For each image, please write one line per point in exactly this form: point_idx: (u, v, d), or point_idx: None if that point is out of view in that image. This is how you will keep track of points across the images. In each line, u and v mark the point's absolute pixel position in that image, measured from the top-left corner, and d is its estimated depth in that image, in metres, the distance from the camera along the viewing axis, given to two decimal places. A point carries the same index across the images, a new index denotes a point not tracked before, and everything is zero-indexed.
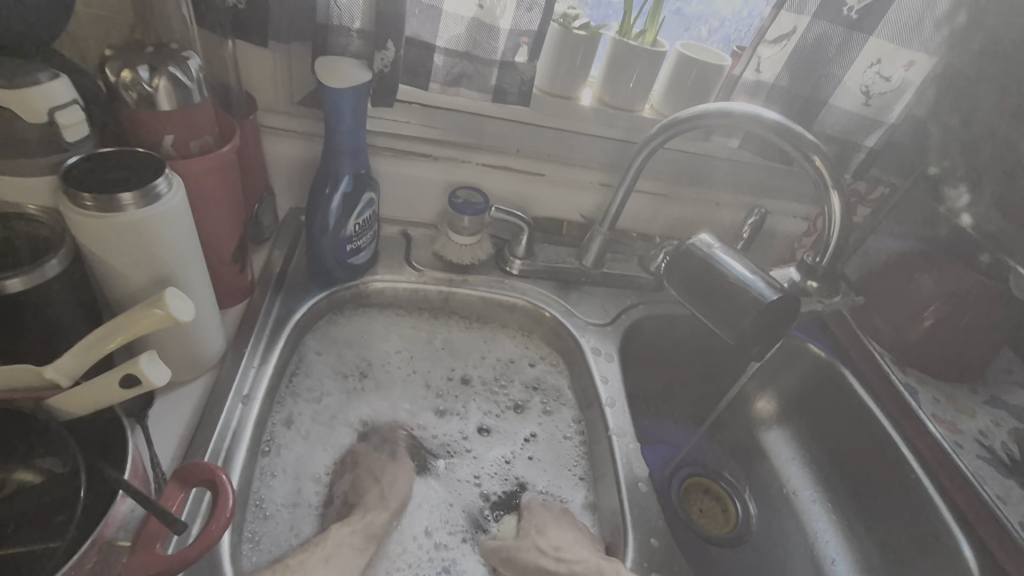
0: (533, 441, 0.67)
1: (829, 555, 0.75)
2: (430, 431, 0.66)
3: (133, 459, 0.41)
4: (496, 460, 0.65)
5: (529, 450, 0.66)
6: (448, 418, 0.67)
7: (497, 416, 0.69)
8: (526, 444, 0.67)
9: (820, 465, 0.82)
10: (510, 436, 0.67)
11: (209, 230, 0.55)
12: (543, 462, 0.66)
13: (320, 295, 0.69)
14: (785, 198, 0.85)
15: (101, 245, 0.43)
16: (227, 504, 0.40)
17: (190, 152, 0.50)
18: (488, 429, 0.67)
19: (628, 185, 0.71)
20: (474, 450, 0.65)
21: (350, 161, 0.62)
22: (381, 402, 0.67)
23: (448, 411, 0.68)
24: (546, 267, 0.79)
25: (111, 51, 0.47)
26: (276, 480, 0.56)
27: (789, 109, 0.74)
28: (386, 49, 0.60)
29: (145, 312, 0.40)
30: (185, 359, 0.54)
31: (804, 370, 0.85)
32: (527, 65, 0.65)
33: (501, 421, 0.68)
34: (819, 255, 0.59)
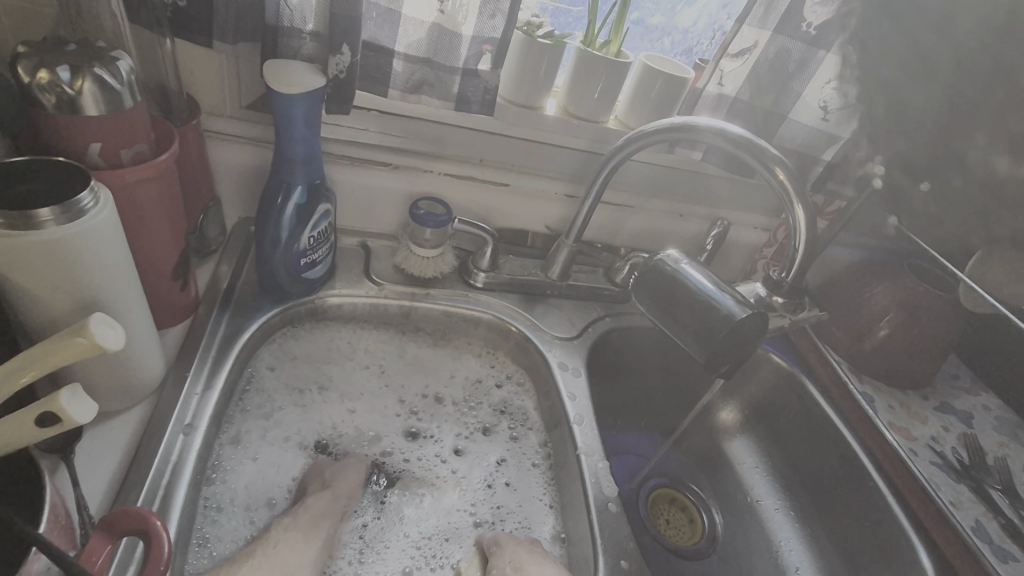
0: (503, 465, 0.65)
1: (792, 564, 0.76)
2: (399, 455, 0.63)
3: (53, 506, 0.36)
4: (478, 482, 0.63)
5: (506, 475, 0.64)
6: (421, 442, 0.65)
7: (468, 436, 0.67)
8: (498, 468, 0.64)
9: (782, 474, 0.83)
10: (481, 459, 0.65)
11: (146, 243, 0.50)
12: (517, 486, 0.63)
13: (272, 311, 0.65)
14: (746, 209, 0.86)
15: (11, 265, 0.38)
16: (162, 554, 0.36)
17: (121, 161, 0.46)
18: (462, 450, 0.65)
19: (594, 197, 0.70)
20: (456, 471, 0.63)
21: (304, 171, 0.59)
22: (347, 430, 0.63)
23: (420, 433, 0.65)
24: (511, 280, 0.77)
25: (25, 47, 0.42)
26: (222, 514, 0.52)
27: (751, 122, 0.75)
28: (341, 53, 0.56)
29: (64, 342, 0.35)
30: (118, 388, 0.48)
31: (764, 378, 0.86)
32: (491, 73, 0.63)
33: (472, 443, 0.66)
34: (785, 270, 0.58)
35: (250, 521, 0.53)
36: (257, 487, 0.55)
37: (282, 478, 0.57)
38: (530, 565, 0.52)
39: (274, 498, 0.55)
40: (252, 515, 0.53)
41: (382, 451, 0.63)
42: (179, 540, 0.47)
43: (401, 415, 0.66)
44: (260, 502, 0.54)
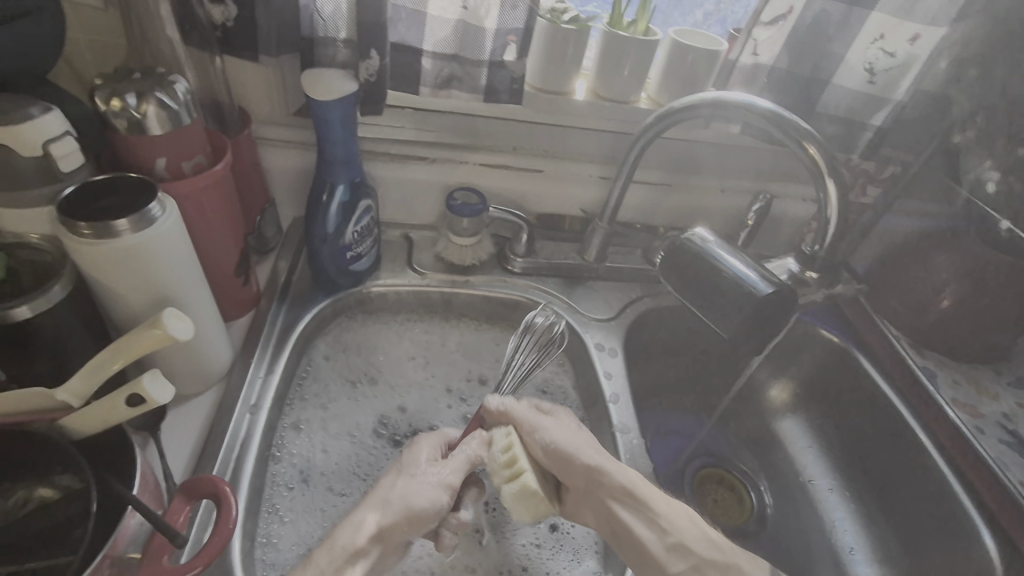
0: None
1: (846, 544, 0.74)
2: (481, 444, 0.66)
3: (142, 472, 0.43)
4: None
5: None
6: None
7: None
8: None
9: (835, 454, 0.81)
10: None
11: (209, 244, 0.56)
12: None
13: (324, 302, 0.70)
14: (790, 180, 0.83)
15: (99, 269, 0.44)
16: (230, 514, 0.41)
17: (183, 173, 0.52)
18: None
19: (625, 178, 0.70)
20: None
21: (344, 170, 0.63)
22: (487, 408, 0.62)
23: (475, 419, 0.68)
24: (548, 264, 0.79)
25: (101, 80, 0.48)
26: (294, 491, 0.57)
27: (790, 94, 0.72)
28: (370, 58, 0.60)
29: (145, 333, 0.42)
30: (193, 373, 0.55)
31: (814, 354, 0.83)
32: (517, 62, 0.65)
33: None
34: (818, 244, 0.58)
35: (334, 499, 0.58)
36: (344, 470, 0.61)
37: (359, 467, 0.61)
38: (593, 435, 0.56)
39: (362, 478, 0.61)
40: (340, 494, 0.59)
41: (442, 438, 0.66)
42: (249, 506, 0.52)
43: (453, 404, 0.69)
44: (349, 481, 0.60)
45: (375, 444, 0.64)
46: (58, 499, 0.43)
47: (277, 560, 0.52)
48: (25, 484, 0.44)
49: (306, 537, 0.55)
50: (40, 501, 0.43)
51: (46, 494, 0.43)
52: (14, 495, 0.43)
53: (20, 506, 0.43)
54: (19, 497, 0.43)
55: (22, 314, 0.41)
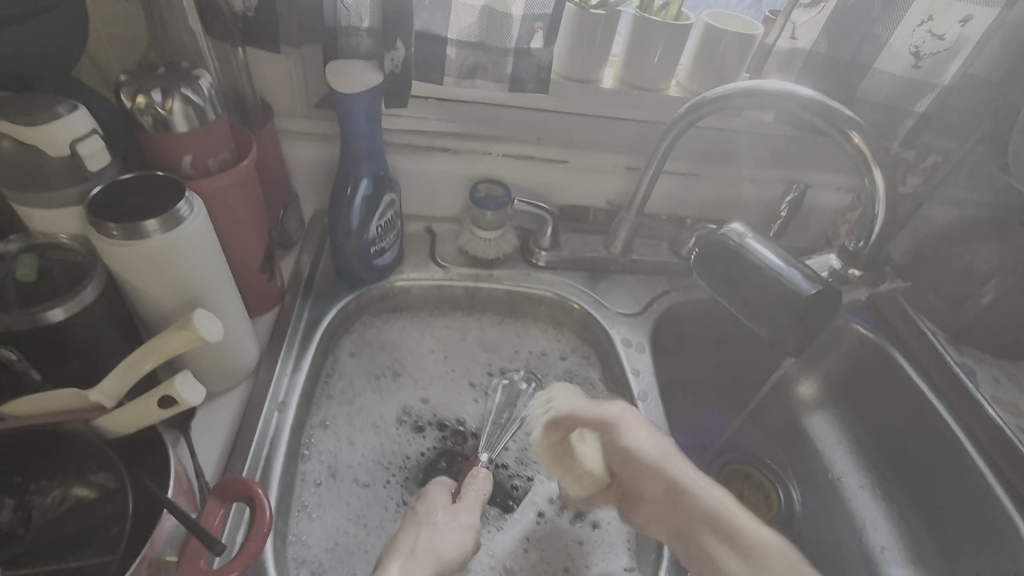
0: None
1: (877, 543, 0.73)
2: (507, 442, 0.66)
3: (177, 473, 0.43)
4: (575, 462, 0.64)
5: None
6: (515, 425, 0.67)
7: None
8: None
9: (865, 450, 0.79)
10: None
11: (235, 242, 0.55)
12: None
13: (348, 297, 0.69)
14: (825, 169, 0.80)
15: (130, 270, 0.44)
16: (264, 517, 0.41)
17: (209, 170, 0.51)
18: None
19: (654, 171, 0.67)
20: None
21: (368, 164, 0.62)
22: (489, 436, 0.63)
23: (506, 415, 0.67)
24: (572, 257, 0.77)
25: (126, 76, 0.48)
26: (322, 487, 0.57)
27: (829, 79, 0.69)
28: (396, 48, 0.58)
29: (176, 335, 0.41)
30: (221, 370, 0.55)
31: (844, 348, 0.81)
32: (545, 50, 0.63)
33: None
34: (863, 240, 0.56)
35: (359, 490, 0.58)
36: (369, 462, 0.61)
37: (385, 462, 0.61)
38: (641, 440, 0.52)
39: (387, 468, 0.61)
40: (365, 485, 0.59)
41: (470, 432, 0.66)
42: (279, 504, 0.53)
43: (478, 399, 0.68)
44: (374, 472, 0.60)
45: (398, 432, 0.64)
46: (95, 498, 0.43)
47: (307, 555, 0.53)
48: (61, 483, 0.43)
49: (333, 531, 0.55)
50: (78, 501, 0.43)
51: (82, 493, 0.43)
52: (50, 495, 0.43)
53: (56, 505, 0.43)
54: (55, 497, 0.43)
55: (57, 316, 0.41)
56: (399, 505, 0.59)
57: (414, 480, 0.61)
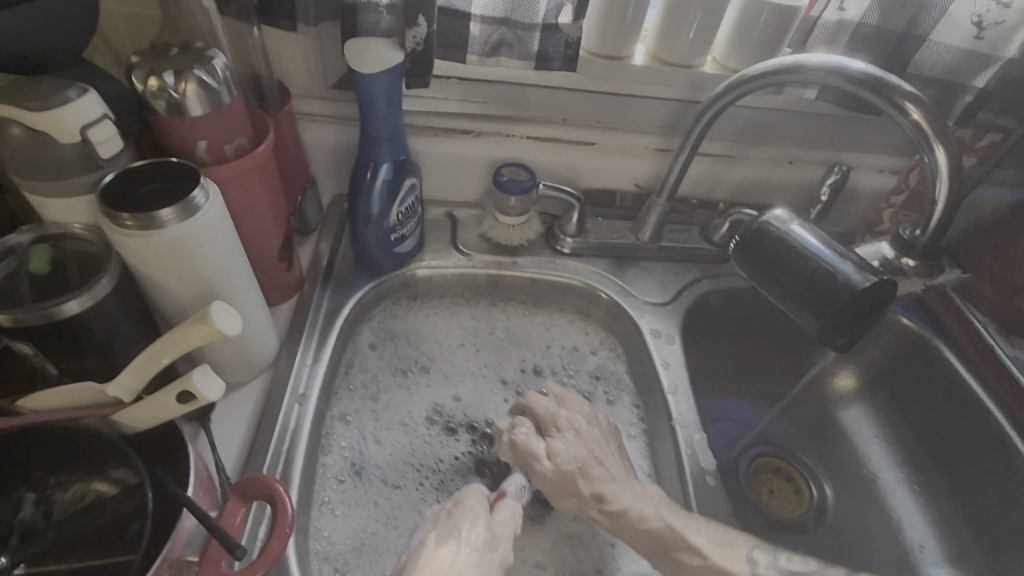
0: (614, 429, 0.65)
1: (916, 542, 0.70)
2: None
3: (198, 470, 0.42)
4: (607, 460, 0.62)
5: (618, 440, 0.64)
6: None
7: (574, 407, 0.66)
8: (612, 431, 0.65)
9: (904, 445, 0.75)
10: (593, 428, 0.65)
11: (253, 231, 0.54)
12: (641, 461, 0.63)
13: (367, 285, 0.67)
14: (868, 149, 0.76)
15: (145, 261, 0.42)
16: (287, 516, 0.40)
17: (225, 156, 0.49)
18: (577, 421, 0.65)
19: (688, 153, 0.64)
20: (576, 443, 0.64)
21: (389, 148, 0.60)
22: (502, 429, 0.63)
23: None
24: (599, 244, 0.74)
25: (138, 57, 0.46)
26: (345, 483, 0.56)
27: (878, 53, 0.64)
28: (418, 25, 0.56)
29: (193, 329, 0.40)
30: (241, 362, 0.54)
31: (887, 341, 0.77)
32: (572, 25, 0.59)
33: None
34: (921, 228, 0.53)
35: (388, 491, 0.57)
36: (399, 463, 0.59)
37: (415, 462, 0.60)
38: (585, 432, 0.56)
39: (418, 471, 0.59)
40: (395, 486, 0.57)
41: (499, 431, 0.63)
42: (300, 500, 0.51)
43: (509, 398, 0.66)
44: (404, 473, 0.58)
45: (428, 432, 0.62)
46: (115, 493, 0.42)
47: (331, 553, 0.52)
48: (81, 478, 0.43)
49: (360, 531, 0.54)
50: (98, 496, 0.42)
51: (103, 488, 0.42)
52: (71, 489, 0.43)
53: (77, 499, 0.42)
54: (75, 493, 0.43)
55: (73, 308, 0.39)
56: (432, 508, 0.57)
57: (450, 483, 0.59)
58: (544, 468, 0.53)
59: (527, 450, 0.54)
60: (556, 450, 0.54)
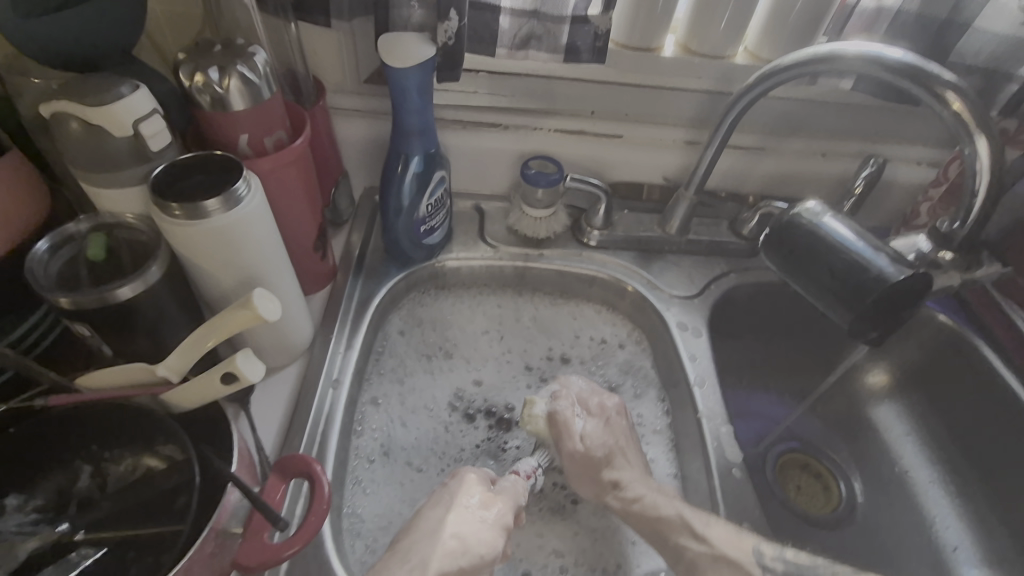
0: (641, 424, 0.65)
1: (949, 543, 0.68)
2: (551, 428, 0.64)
3: (240, 448, 0.44)
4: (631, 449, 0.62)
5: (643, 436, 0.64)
6: None
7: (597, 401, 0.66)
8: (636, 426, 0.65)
9: (938, 444, 0.74)
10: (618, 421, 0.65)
11: (290, 220, 0.55)
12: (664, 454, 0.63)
13: (397, 276, 0.69)
14: (903, 141, 0.74)
15: (191, 249, 0.44)
16: (323, 495, 0.42)
17: (265, 149, 0.51)
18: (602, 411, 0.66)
19: (719, 144, 0.63)
20: None
21: (419, 141, 0.61)
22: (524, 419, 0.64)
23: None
24: (626, 237, 0.74)
25: (184, 54, 0.48)
26: (375, 464, 0.58)
27: (920, 41, 0.62)
28: (449, 18, 0.56)
29: (236, 314, 0.42)
30: (278, 347, 0.56)
31: (922, 338, 0.75)
32: (602, 17, 0.59)
33: None
34: (960, 221, 0.51)
35: (412, 474, 0.59)
36: (421, 446, 0.61)
37: (440, 445, 0.61)
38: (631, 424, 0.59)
39: (441, 456, 0.61)
40: (418, 469, 0.59)
41: (516, 418, 0.64)
42: (333, 480, 0.54)
43: (531, 384, 0.67)
44: (427, 458, 0.60)
45: (450, 418, 0.63)
46: (162, 468, 0.44)
47: (361, 530, 0.54)
48: (131, 453, 0.45)
49: (387, 510, 0.56)
50: (147, 470, 0.45)
51: (152, 464, 0.45)
52: (123, 463, 0.45)
53: (128, 473, 0.45)
54: (126, 466, 0.45)
55: (125, 294, 0.42)
56: None
57: (471, 467, 0.60)
58: (575, 447, 0.57)
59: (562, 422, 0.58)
60: (588, 432, 0.57)
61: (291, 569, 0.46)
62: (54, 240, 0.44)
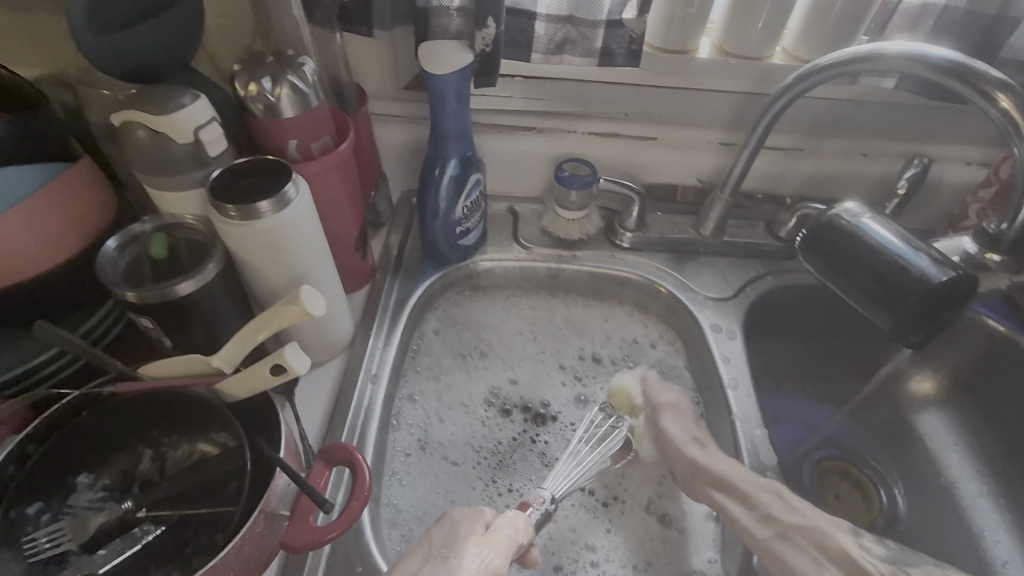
0: None
1: (997, 556, 0.66)
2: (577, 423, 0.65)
3: (287, 437, 0.47)
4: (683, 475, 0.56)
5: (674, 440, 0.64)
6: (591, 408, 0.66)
7: None
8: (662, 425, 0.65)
9: (988, 455, 0.71)
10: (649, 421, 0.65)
11: (333, 222, 0.58)
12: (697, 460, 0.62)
13: (434, 276, 0.71)
14: (950, 140, 0.72)
15: (244, 248, 0.47)
16: (364, 481, 0.44)
17: (312, 154, 0.53)
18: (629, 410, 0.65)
19: (755, 145, 0.63)
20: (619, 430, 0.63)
21: (457, 145, 0.63)
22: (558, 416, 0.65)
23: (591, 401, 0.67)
24: (659, 239, 0.74)
25: (239, 65, 0.51)
26: (411, 458, 0.60)
27: (967, 39, 0.60)
28: (487, 26, 0.58)
29: (285, 309, 0.44)
30: (322, 343, 0.59)
31: (971, 345, 0.72)
32: (637, 21, 0.60)
33: None
34: (1006, 222, 0.50)
35: (447, 466, 0.60)
36: (458, 441, 0.62)
37: (475, 440, 0.63)
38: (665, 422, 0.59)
39: (479, 450, 0.62)
40: (453, 462, 0.61)
41: (553, 414, 0.65)
42: (372, 471, 0.56)
43: (567, 383, 0.68)
44: (462, 451, 0.62)
45: (486, 414, 0.65)
46: (217, 454, 0.47)
47: (397, 519, 0.56)
48: (188, 438, 0.48)
49: (422, 501, 0.57)
50: (203, 455, 0.47)
51: (207, 449, 0.47)
52: (181, 448, 0.48)
53: (185, 457, 0.48)
54: (184, 451, 0.48)
55: (184, 289, 0.45)
56: (489, 483, 0.60)
57: (510, 460, 0.62)
58: None
59: None
60: None
61: (332, 557, 0.49)
62: (123, 240, 0.47)
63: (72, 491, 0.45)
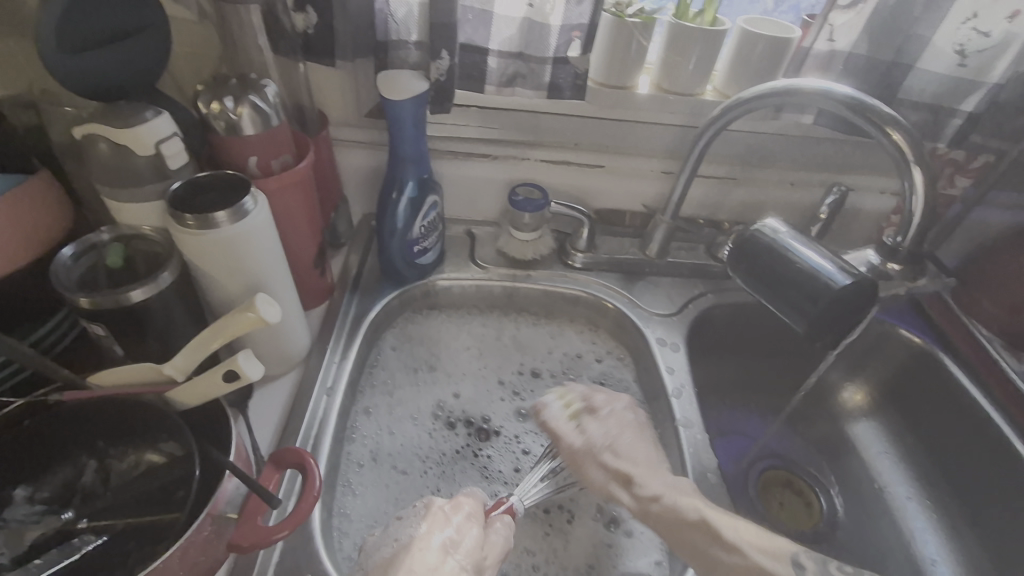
0: None
1: (926, 555, 0.69)
2: (513, 434, 0.67)
3: (238, 442, 0.47)
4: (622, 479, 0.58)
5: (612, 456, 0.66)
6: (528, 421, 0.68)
7: None
8: None
9: (914, 460, 0.76)
10: None
11: (291, 237, 0.60)
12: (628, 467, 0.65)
13: (391, 294, 0.73)
14: (865, 171, 0.80)
15: (200, 256, 0.49)
16: (314, 483, 0.45)
17: (272, 171, 0.56)
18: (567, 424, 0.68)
19: (690, 171, 0.68)
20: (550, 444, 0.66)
21: (414, 168, 0.66)
22: (501, 429, 0.67)
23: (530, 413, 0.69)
24: (608, 259, 0.79)
25: (203, 87, 0.54)
26: (363, 469, 0.60)
27: (868, 82, 0.68)
28: (441, 58, 0.63)
29: (241, 316, 0.45)
30: (278, 355, 0.60)
31: (894, 358, 0.78)
32: (581, 58, 0.66)
33: None
34: (901, 235, 0.55)
35: (397, 476, 0.61)
36: (408, 452, 0.63)
37: (425, 452, 0.64)
38: (620, 413, 0.61)
39: (424, 460, 0.63)
40: (402, 472, 0.61)
41: (495, 428, 0.67)
42: (325, 481, 0.56)
43: (506, 398, 0.70)
44: (411, 461, 0.63)
45: (433, 427, 0.66)
46: (164, 463, 0.47)
47: (348, 529, 0.56)
48: (135, 448, 0.48)
49: (373, 511, 0.58)
50: (150, 466, 0.47)
51: (155, 459, 0.48)
52: (127, 459, 0.48)
53: (131, 469, 0.48)
54: (130, 462, 0.48)
55: (137, 297, 0.46)
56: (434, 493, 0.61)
57: (451, 472, 0.63)
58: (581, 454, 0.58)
59: (557, 428, 0.61)
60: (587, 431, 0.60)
61: (280, 562, 0.49)
62: (79, 248, 0.48)
63: (7, 503, 0.45)
